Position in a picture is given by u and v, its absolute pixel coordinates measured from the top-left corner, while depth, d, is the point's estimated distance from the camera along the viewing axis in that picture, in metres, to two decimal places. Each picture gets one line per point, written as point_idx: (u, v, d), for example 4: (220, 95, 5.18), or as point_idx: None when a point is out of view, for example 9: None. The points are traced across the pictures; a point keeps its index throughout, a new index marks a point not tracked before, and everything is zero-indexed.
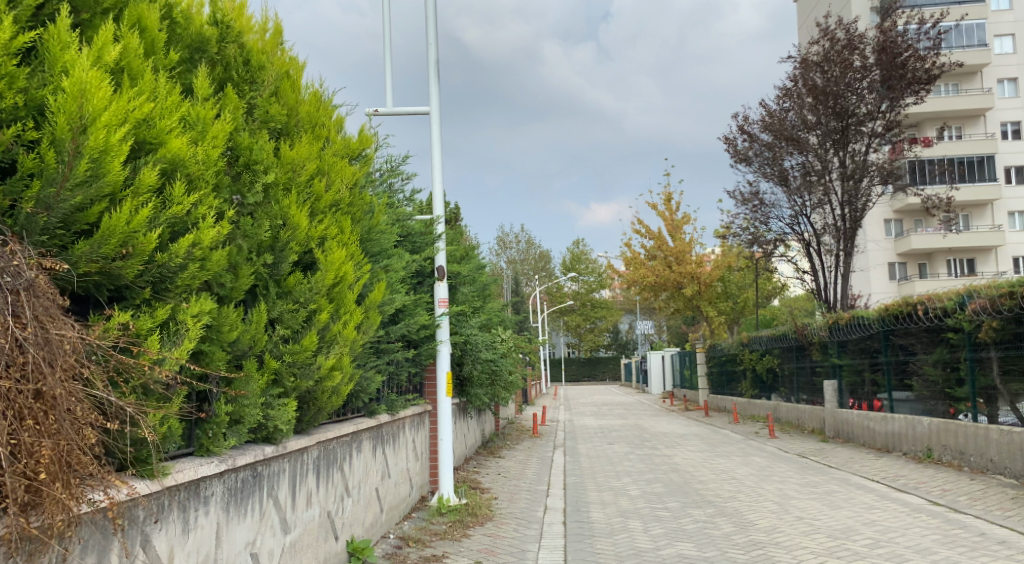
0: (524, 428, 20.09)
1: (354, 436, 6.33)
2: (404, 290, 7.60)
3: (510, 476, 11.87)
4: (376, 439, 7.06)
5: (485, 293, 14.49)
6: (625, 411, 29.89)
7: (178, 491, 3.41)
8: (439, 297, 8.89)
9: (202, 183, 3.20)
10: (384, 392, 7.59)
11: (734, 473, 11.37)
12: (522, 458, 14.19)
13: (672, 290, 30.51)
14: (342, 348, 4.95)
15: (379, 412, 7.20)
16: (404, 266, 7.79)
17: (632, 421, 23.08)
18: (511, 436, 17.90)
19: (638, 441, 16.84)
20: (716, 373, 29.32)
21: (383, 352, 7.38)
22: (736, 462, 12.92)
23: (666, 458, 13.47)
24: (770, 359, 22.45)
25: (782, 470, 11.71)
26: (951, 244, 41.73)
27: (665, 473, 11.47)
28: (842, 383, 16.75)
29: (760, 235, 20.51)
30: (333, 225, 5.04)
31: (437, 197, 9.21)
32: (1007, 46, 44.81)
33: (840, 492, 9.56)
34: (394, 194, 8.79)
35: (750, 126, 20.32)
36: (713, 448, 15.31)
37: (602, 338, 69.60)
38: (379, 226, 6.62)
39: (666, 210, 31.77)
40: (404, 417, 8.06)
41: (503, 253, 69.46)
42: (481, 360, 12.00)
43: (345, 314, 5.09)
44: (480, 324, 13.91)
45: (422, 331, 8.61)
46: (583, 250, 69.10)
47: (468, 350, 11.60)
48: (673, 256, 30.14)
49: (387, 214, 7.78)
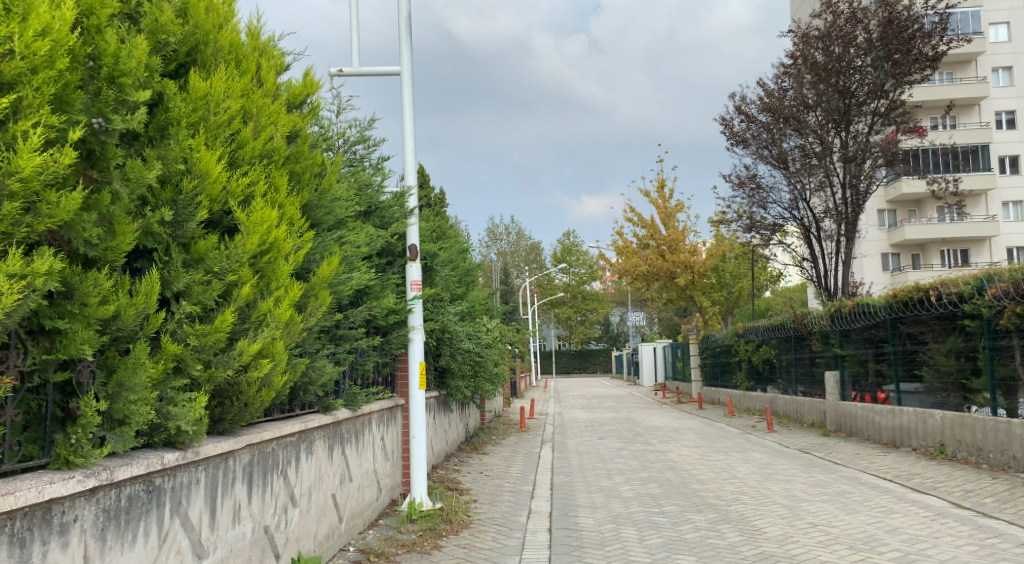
0: (511, 422, 19.22)
1: (301, 436, 5.43)
2: (365, 268, 6.70)
3: (493, 475, 10.98)
4: (333, 439, 6.17)
5: (468, 279, 13.55)
6: (617, 404, 29.05)
7: (8, 521, 2.50)
8: (411, 279, 7.97)
9: (23, 88, 2.46)
10: (343, 384, 6.68)
11: (735, 471, 10.52)
12: (508, 455, 13.31)
13: (664, 280, 29.65)
14: (272, 331, 4.06)
15: (336, 408, 6.29)
16: (367, 242, 6.89)
17: (623, 415, 22.25)
18: (497, 431, 17.03)
19: (631, 435, 15.99)
20: (709, 365, 28.53)
21: (339, 339, 6.48)
22: (736, 458, 12.07)
23: (661, 454, 12.61)
24: (767, 349, 21.62)
25: (786, 468, 10.85)
26: (945, 234, 41.03)
27: (661, 471, 10.59)
28: (845, 375, 15.92)
29: (757, 221, 19.65)
30: (261, 178, 4.14)
31: (409, 166, 8.26)
32: (1002, 35, 44.04)
33: (854, 493, 8.70)
34: (358, 161, 7.86)
35: (748, 106, 19.46)
36: (710, 443, 14.48)
37: (593, 330, 68.79)
38: (329, 192, 5.68)
39: (659, 197, 30.87)
40: (369, 413, 7.19)
41: (492, 245, 68.49)
42: (462, 350, 11.08)
43: (277, 289, 4.20)
44: (463, 312, 12.99)
45: (391, 316, 7.71)
46: (574, 241, 68.22)
47: (446, 339, 10.68)
48: (666, 244, 29.26)
49: (347, 181, 6.83)
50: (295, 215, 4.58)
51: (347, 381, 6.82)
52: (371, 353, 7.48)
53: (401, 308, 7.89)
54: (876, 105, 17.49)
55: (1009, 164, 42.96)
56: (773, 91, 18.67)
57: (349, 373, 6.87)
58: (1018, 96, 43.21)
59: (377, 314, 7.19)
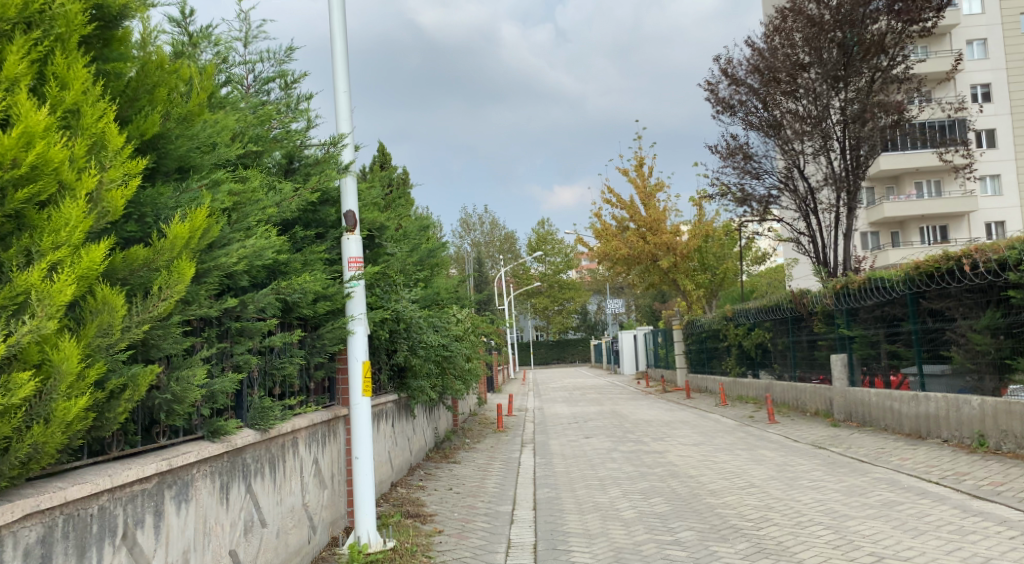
0: (488, 421, 17.55)
1: (164, 479, 3.63)
2: (271, 237, 4.97)
3: (465, 491, 9.24)
4: (230, 474, 4.43)
5: (429, 263, 11.74)
6: (599, 395, 27.48)
7: None
8: (351, 256, 6.25)
9: None
10: (246, 396, 4.90)
11: (750, 477, 8.91)
12: (483, 462, 11.60)
13: (646, 263, 28.14)
14: (40, 325, 2.32)
15: (234, 431, 4.51)
16: (276, 204, 5.15)
17: (608, 408, 20.71)
18: (471, 432, 15.34)
19: (620, 432, 14.40)
20: (695, 352, 27.14)
21: (238, 336, 4.78)
22: (745, 459, 10.49)
23: (658, 456, 11.00)
24: (760, 333, 20.13)
25: (808, 470, 9.27)
26: (923, 210, 39.88)
27: (663, 480, 8.98)
28: (853, 358, 14.41)
29: (750, 193, 18.04)
30: (14, 54, 2.41)
31: (342, 110, 6.48)
32: (975, 7, 42.89)
33: (905, 504, 7.09)
34: (271, 102, 6.05)
35: (734, 69, 17.97)
36: (710, 439, 12.92)
37: (570, 320, 67.34)
38: (198, 121, 3.92)
39: (638, 176, 29.24)
40: (291, 432, 5.55)
41: (466, 236, 66.70)
42: (423, 343, 9.32)
43: (55, 248, 2.45)
44: (426, 300, 11.26)
45: (321, 303, 5.94)
46: (548, 229, 66.58)
47: (405, 333, 8.94)
48: (646, 226, 27.79)
49: (246, 120, 5.06)
50: (106, 132, 2.84)
51: (257, 385, 5.11)
52: (297, 351, 5.80)
53: (335, 292, 6.16)
54: (877, 60, 16.05)
55: (986, 138, 41.91)
56: (762, 51, 17.16)
57: (258, 377, 5.12)
58: (992, 69, 42.16)
59: (301, 300, 5.49)
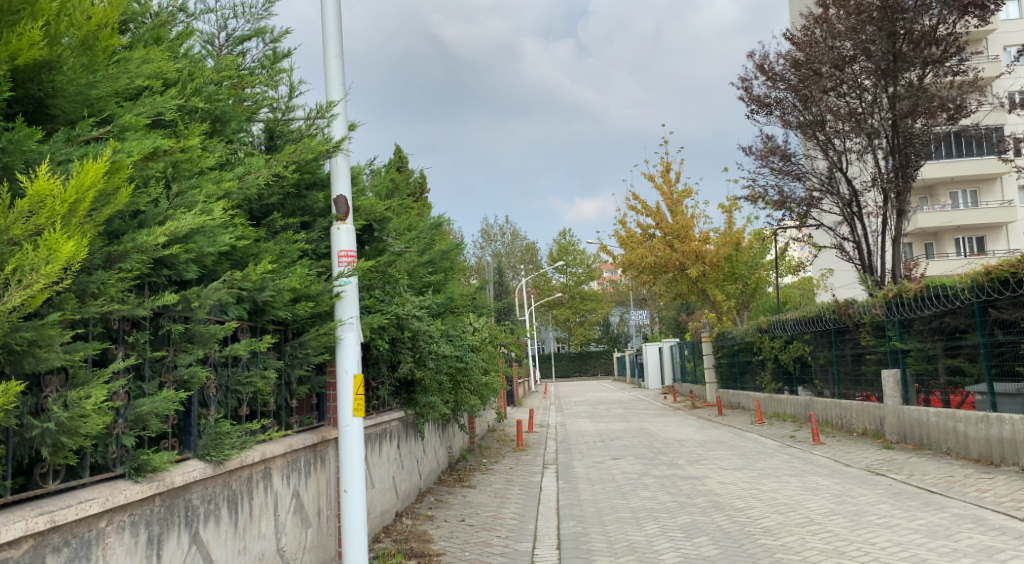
0: (507, 438, 16.46)
1: (44, 541, 2.62)
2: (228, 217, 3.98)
3: (478, 523, 8.13)
4: (166, 523, 3.41)
5: (441, 267, 10.70)
6: (624, 410, 26.20)
7: None
8: (341, 248, 5.30)
9: None
10: (194, 418, 3.90)
11: (808, 511, 7.68)
12: (501, 487, 10.48)
13: (674, 272, 26.94)
14: None
15: (172, 466, 3.47)
16: (238, 178, 4.16)
17: (635, 425, 19.51)
18: (488, 452, 14.22)
19: (651, 454, 13.21)
20: (726, 366, 25.82)
21: (184, 342, 3.80)
22: (796, 487, 9.28)
23: (696, 483, 9.81)
24: (799, 346, 18.83)
25: (873, 503, 8.05)
26: (960, 221, 38.11)
27: (706, 515, 7.80)
28: (907, 374, 13.09)
29: (790, 196, 16.78)
30: None
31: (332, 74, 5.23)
32: (1013, 12, 41.21)
33: (1005, 551, 5.87)
34: (242, 64, 5.01)
35: (772, 63, 16.89)
36: (753, 463, 11.68)
37: (592, 332, 65.94)
38: (112, 52, 2.94)
39: (665, 182, 28.03)
40: (262, 461, 4.56)
41: (487, 246, 65.73)
42: (431, 354, 8.26)
43: None
44: (438, 306, 10.22)
45: (303, 306, 4.93)
46: (569, 240, 65.40)
47: (412, 343, 7.88)
48: (673, 233, 26.62)
49: (200, 72, 4.07)
50: None
51: (213, 406, 4.12)
52: (271, 364, 4.81)
53: (319, 292, 5.17)
54: (930, 51, 14.76)
55: None
56: (803, 42, 16.02)
57: (214, 395, 4.12)
58: None
59: (274, 298, 4.51)
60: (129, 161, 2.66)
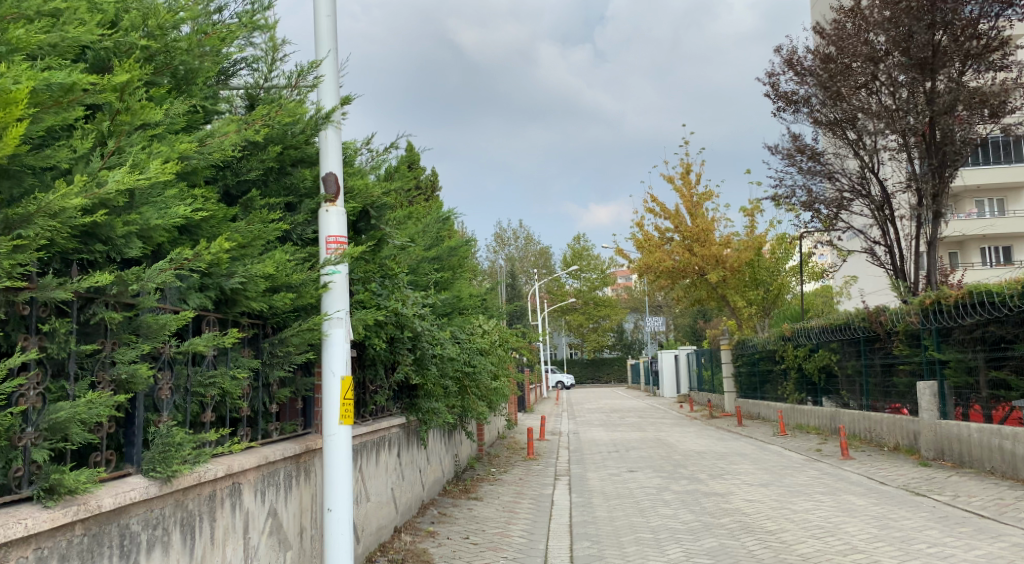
0: (517, 446, 15.79)
1: None
2: (179, 189, 3.34)
3: (484, 541, 7.44)
4: (93, 557, 2.77)
5: (449, 265, 10.06)
6: (640, 419, 25.44)
7: None
8: (329, 234, 4.71)
9: None
10: (138, 426, 3.26)
11: (848, 537, 6.96)
12: (509, 500, 9.82)
13: (692, 277, 26.19)
14: None
15: (99, 487, 2.81)
16: (200, 142, 3.53)
17: (652, 434, 18.76)
18: (498, 460, 13.55)
19: (670, 466, 12.49)
20: (746, 375, 25.00)
21: (126, 334, 3.18)
22: (830, 507, 8.53)
23: (720, 501, 9.08)
24: (824, 355, 18.02)
25: (918, 528, 7.30)
26: (986, 230, 36.96)
27: (734, 538, 7.09)
28: (945, 387, 12.25)
29: (819, 196, 16.02)
30: None
31: (324, 24, 4.76)
32: None
33: None
34: (216, 20, 4.38)
35: (801, 59, 16.18)
36: (780, 478, 10.93)
37: (606, 338, 65.07)
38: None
39: (684, 185, 27.26)
40: (229, 476, 3.92)
41: (501, 250, 65.10)
42: (434, 356, 7.60)
43: None
44: (445, 306, 9.59)
45: (283, 297, 4.29)
46: (583, 245, 64.60)
47: (414, 343, 7.25)
48: (692, 237, 25.88)
49: (153, 14, 3.43)
50: None
51: (166, 412, 3.49)
52: (243, 363, 4.19)
53: (302, 283, 4.53)
54: (971, 45, 13.93)
55: None
56: (834, 36, 15.29)
57: (168, 399, 3.49)
58: None
59: (245, 285, 3.90)
60: (22, 90, 2.02)
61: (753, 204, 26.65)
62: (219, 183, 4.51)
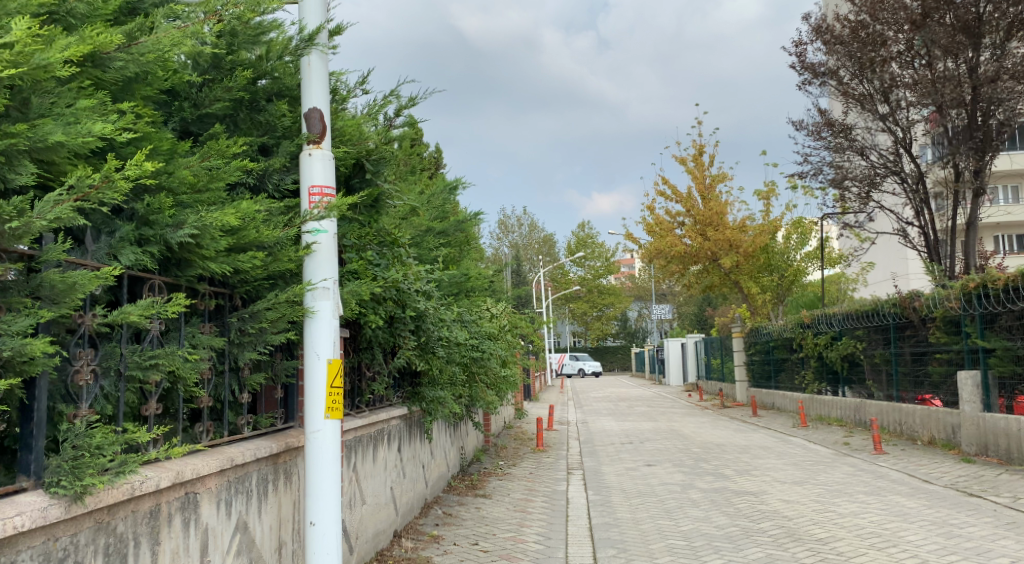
0: (525, 437, 14.95)
1: None
2: (98, 105, 2.46)
3: (496, 548, 6.54)
4: None
5: (456, 242, 9.15)
6: (650, 408, 24.61)
7: None
8: (310, 184, 3.84)
9: None
10: (39, 424, 2.37)
11: (914, 549, 6.06)
12: (520, 498, 8.96)
13: (705, 262, 25.26)
14: None
15: None
16: (129, 40, 2.61)
17: (665, 425, 17.89)
18: (506, 452, 12.69)
19: (691, 461, 11.62)
20: (760, 363, 24.14)
21: (20, 297, 2.29)
22: (880, 511, 7.64)
23: (756, 502, 8.20)
24: (847, 343, 17.13)
25: (987, 536, 6.42)
26: (1002, 217, 35.68)
27: (780, 547, 6.22)
28: (989, 377, 11.33)
29: (848, 172, 15.11)
30: None
31: None
32: None
33: None
34: None
35: (829, 25, 15.19)
36: (814, 476, 10.04)
37: (610, 326, 64.15)
38: None
39: (696, 167, 26.25)
40: (179, 484, 3.04)
41: (505, 237, 64.13)
42: (440, 340, 6.73)
43: None
44: (451, 285, 8.70)
45: (251, 259, 3.41)
46: (588, 231, 63.48)
47: (419, 324, 6.38)
48: (705, 220, 24.90)
49: None
50: None
51: (87, 404, 2.61)
52: (201, 341, 3.32)
53: (278, 242, 3.66)
54: None
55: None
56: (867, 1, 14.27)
57: (86, 388, 2.61)
58: None
59: (198, 240, 3.02)
60: None
61: (768, 186, 25.67)
62: (175, 119, 3.65)
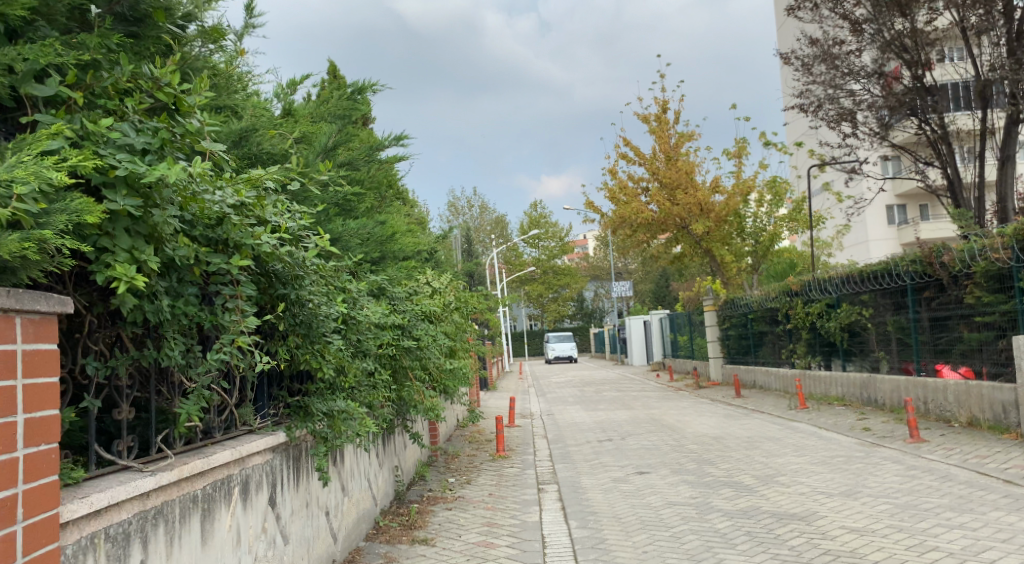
0: (482, 439, 12.28)
1: None
2: None
3: None
4: None
5: (371, 183, 6.37)
6: (621, 393, 22.23)
7: None
8: None
9: None
10: None
11: None
12: (478, 540, 6.28)
13: (673, 229, 22.93)
14: None
15: None
16: None
17: (644, 414, 15.44)
18: (457, 463, 10.00)
19: (693, 464, 9.13)
20: (737, 338, 22.00)
21: None
22: (1001, 543, 5.21)
23: (814, 535, 5.69)
24: (847, 310, 14.92)
25: None
26: None
27: None
28: None
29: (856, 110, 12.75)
30: None
31: None
32: None
33: None
34: None
35: None
36: (862, 482, 7.61)
37: (566, 307, 61.80)
38: None
39: (659, 126, 23.77)
40: None
41: (454, 219, 61.04)
42: (331, 317, 4.07)
43: None
44: (365, 238, 5.92)
45: None
46: (540, 211, 60.81)
47: (282, 283, 3.63)
48: (673, 184, 22.55)
49: None
50: None
51: None
52: None
53: None
54: None
55: None
56: None
57: None
58: None
59: None
60: None
61: (738, 144, 23.46)
62: None
